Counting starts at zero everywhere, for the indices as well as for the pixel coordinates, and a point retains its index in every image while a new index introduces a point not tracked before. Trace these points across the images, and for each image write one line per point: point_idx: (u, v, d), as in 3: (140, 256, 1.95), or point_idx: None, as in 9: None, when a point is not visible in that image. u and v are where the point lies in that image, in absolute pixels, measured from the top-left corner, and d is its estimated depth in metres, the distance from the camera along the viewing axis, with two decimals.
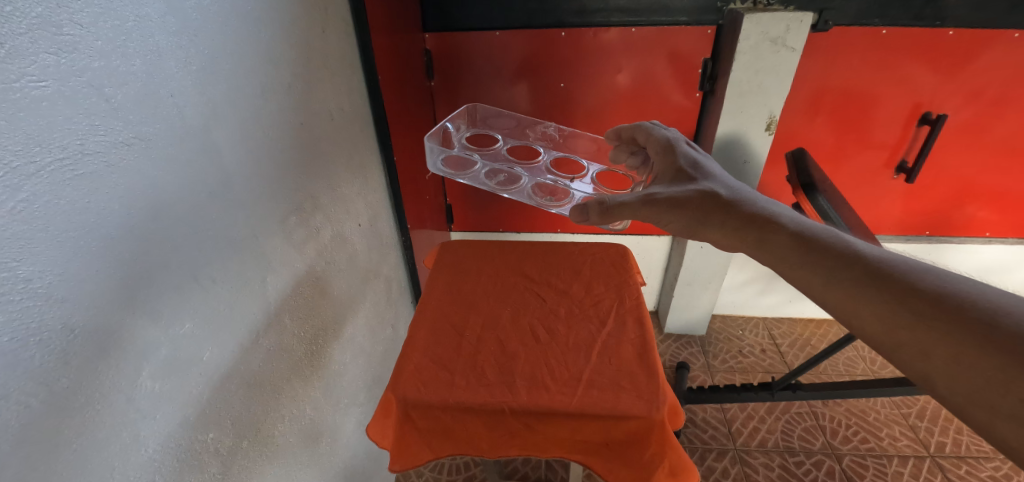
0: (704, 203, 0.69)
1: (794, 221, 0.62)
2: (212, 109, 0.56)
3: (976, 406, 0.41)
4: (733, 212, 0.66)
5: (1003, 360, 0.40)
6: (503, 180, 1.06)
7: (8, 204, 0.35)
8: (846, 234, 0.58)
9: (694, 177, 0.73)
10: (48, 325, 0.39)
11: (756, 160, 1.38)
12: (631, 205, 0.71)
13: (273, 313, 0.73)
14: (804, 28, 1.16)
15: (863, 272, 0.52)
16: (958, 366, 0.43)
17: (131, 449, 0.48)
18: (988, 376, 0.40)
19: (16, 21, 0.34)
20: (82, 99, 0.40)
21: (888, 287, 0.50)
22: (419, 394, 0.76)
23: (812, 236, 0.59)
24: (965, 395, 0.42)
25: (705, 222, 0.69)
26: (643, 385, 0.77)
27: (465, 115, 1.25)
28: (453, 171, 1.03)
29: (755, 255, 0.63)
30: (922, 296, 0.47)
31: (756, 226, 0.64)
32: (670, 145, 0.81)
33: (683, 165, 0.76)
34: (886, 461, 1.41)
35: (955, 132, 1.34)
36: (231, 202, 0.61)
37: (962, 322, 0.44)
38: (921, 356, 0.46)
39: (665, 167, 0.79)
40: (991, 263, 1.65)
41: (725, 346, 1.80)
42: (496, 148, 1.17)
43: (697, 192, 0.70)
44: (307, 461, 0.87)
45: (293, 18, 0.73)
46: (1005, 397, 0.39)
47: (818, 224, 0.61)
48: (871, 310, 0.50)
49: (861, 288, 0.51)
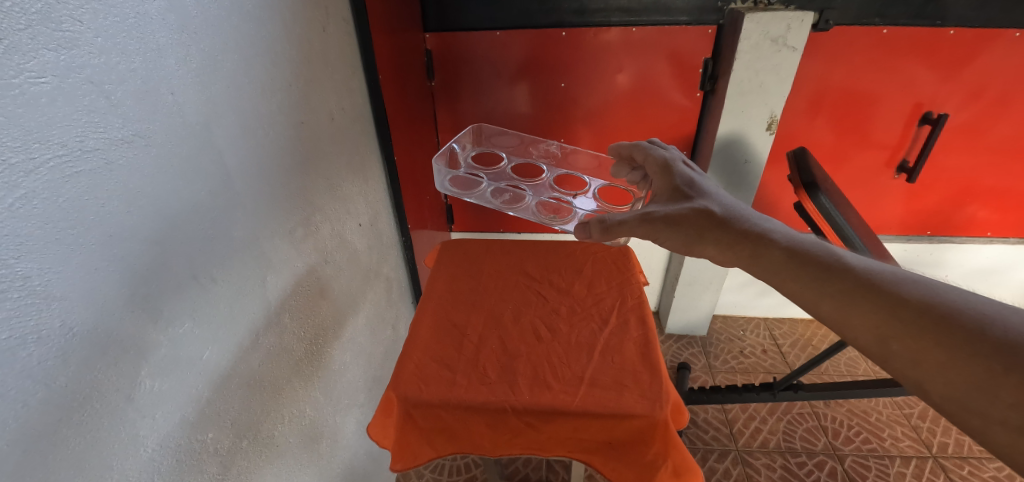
0: (699, 220, 0.67)
1: (786, 235, 0.61)
2: (212, 108, 0.56)
3: (968, 412, 0.41)
4: (727, 226, 0.65)
5: (990, 365, 0.40)
6: (508, 199, 1.06)
7: (8, 200, 0.34)
8: (835, 246, 0.58)
9: (690, 196, 0.72)
10: (46, 323, 0.38)
11: (756, 160, 1.38)
12: (628, 224, 0.71)
13: (273, 313, 0.72)
14: (805, 28, 1.16)
15: (855, 282, 0.52)
16: (948, 373, 0.43)
17: (130, 449, 0.48)
18: (976, 381, 0.41)
19: (16, 16, 0.34)
20: (82, 95, 0.39)
21: (881, 293, 0.49)
22: (419, 393, 0.75)
23: (805, 250, 0.58)
24: (954, 398, 0.42)
25: (702, 238, 0.67)
26: (646, 384, 0.77)
27: (470, 135, 1.25)
28: (460, 191, 1.04)
29: (750, 270, 0.62)
30: (910, 304, 0.47)
31: (750, 241, 0.62)
32: (666, 164, 0.81)
33: (680, 184, 0.75)
34: (888, 461, 1.40)
35: (955, 132, 1.34)
36: (231, 202, 0.61)
37: (951, 328, 0.44)
38: (913, 363, 0.45)
39: (663, 186, 0.78)
40: (991, 263, 1.64)
41: (725, 346, 1.80)
42: (501, 167, 1.17)
43: (693, 208, 0.69)
44: (308, 462, 0.87)
45: (293, 16, 0.73)
46: (994, 401, 0.40)
47: (808, 237, 0.61)
48: (862, 319, 0.49)
49: (853, 296, 0.51)
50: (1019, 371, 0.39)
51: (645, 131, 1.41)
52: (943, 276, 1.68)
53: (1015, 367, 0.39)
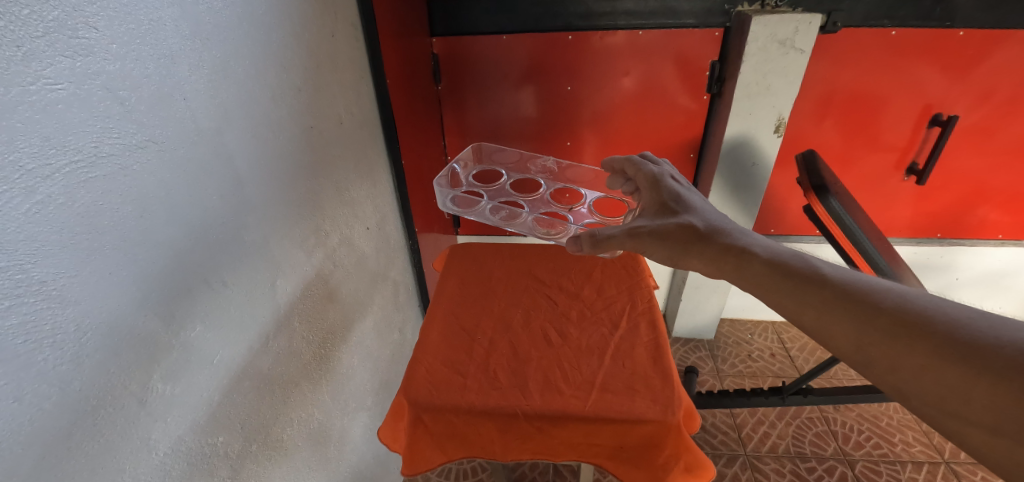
0: (684, 234, 0.67)
1: (768, 250, 0.60)
2: (224, 114, 0.56)
3: (947, 415, 0.41)
4: (710, 241, 0.65)
5: (962, 369, 0.40)
6: (505, 216, 1.04)
7: (25, 206, 0.35)
8: (814, 258, 0.58)
9: (677, 211, 0.72)
10: (61, 327, 0.38)
11: (764, 163, 1.37)
12: (613, 239, 0.70)
13: (284, 316, 0.73)
14: (813, 30, 1.15)
15: (833, 292, 0.51)
16: (926, 378, 0.42)
17: (143, 452, 0.48)
18: (950, 385, 0.41)
19: (33, 24, 0.34)
20: (97, 102, 0.40)
21: (857, 304, 0.49)
22: (430, 397, 0.76)
23: (786, 263, 0.57)
24: (932, 401, 0.42)
25: (686, 252, 0.66)
26: (657, 389, 0.76)
27: (470, 152, 1.27)
28: (462, 209, 1.03)
29: (735, 283, 0.61)
30: (885, 314, 0.47)
31: (732, 255, 0.62)
32: (656, 179, 0.79)
33: (666, 200, 0.75)
34: (900, 467, 1.39)
35: (966, 133, 1.32)
36: (243, 206, 0.61)
37: (924, 334, 0.44)
38: (891, 370, 0.45)
39: (650, 202, 0.78)
40: (1004, 265, 1.62)
41: (734, 350, 1.78)
42: (500, 184, 1.18)
43: (677, 224, 0.68)
44: (317, 465, 0.87)
45: (303, 20, 0.73)
46: (969, 402, 0.39)
47: (789, 251, 0.60)
48: (843, 329, 0.49)
49: (831, 307, 0.50)
50: (990, 374, 0.38)
51: (651, 134, 1.41)
52: (954, 277, 1.66)
53: (985, 369, 0.39)
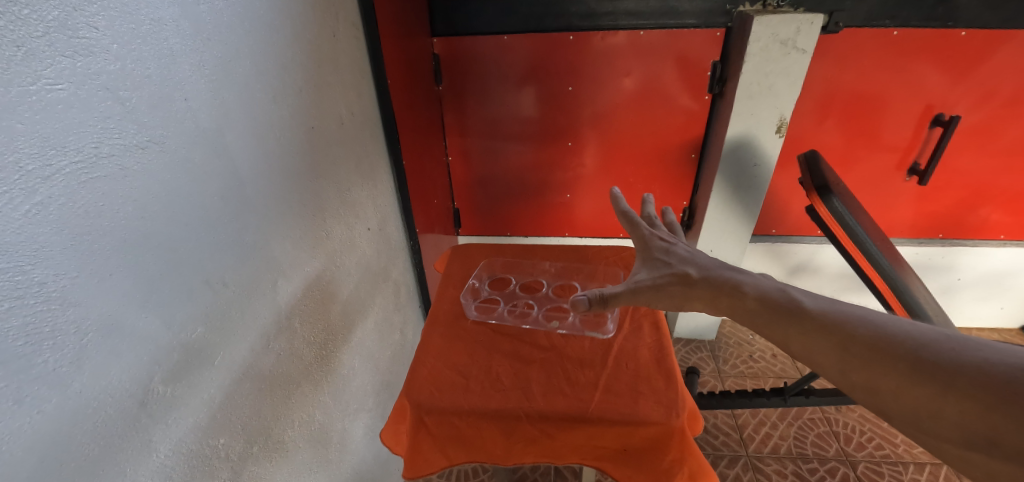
0: (681, 285, 0.64)
1: (758, 287, 0.58)
2: (225, 114, 0.56)
3: (927, 435, 0.40)
4: (704, 284, 0.62)
5: (933, 390, 0.40)
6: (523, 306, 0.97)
7: (24, 207, 0.35)
8: (794, 287, 0.57)
9: (669, 262, 0.69)
10: (61, 329, 0.38)
11: (767, 164, 1.34)
12: (617, 297, 0.67)
13: (285, 317, 0.72)
14: (815, 30, 1.13)
15: (812, 321, 0.51)
16: (901, 400, 0.42)
17: (144, 454, 0.47)
18: (923, 406, 0.40)
19: (33, 24, 0.35)
20: (98, 102, 0.39)
21: (835, 330, 0.49)
22: (433, 398, 0.75)
23: (773, 297, 0.55)
24: (911, 422, 0.42)
25: (686, 299, 0.64)
26: (662, 390, 0.76)
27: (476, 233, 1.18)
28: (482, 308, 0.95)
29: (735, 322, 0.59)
30: (861, 340, 0.46)
31: (725, 293, 0.59)
32: (644, 237, 0.77)
33: (657, 252, 0.72)
34: (902, 468, 1.38)
35: (967, 133, 1.32)
36: (244, 206, 0.61)
37: (896, 358, 0.43)
38: (871, 394, 0.44)
39: (641, 255, 0.75)
40: (1005, 266, 1.62)
41: (735, 351, 1.78)
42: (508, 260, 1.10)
43: (673, 277, 0.66)
44: (318, 467, 0.87)
45: (304, 21, 0.73)
46: (940, 421, 0.39)
47: (777, 284, 0.58)
48: (825, 355, 0.48)
49: (811, 334, 0.50)
50: (955, 391, 0.38)
51: (652, 134, 1.41)
52: (956, 279, 1.66)
53: (951, 388, 0.39)
